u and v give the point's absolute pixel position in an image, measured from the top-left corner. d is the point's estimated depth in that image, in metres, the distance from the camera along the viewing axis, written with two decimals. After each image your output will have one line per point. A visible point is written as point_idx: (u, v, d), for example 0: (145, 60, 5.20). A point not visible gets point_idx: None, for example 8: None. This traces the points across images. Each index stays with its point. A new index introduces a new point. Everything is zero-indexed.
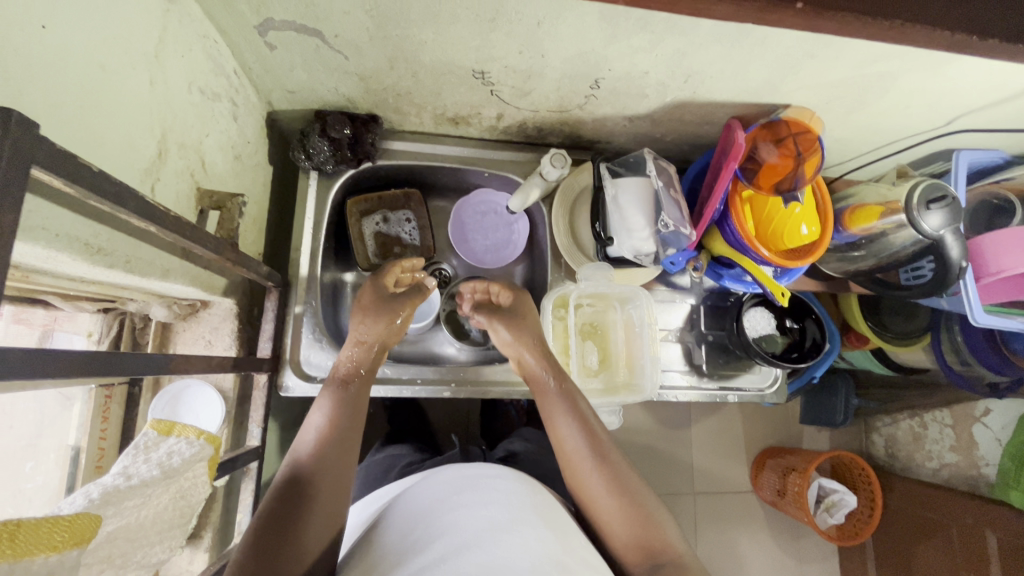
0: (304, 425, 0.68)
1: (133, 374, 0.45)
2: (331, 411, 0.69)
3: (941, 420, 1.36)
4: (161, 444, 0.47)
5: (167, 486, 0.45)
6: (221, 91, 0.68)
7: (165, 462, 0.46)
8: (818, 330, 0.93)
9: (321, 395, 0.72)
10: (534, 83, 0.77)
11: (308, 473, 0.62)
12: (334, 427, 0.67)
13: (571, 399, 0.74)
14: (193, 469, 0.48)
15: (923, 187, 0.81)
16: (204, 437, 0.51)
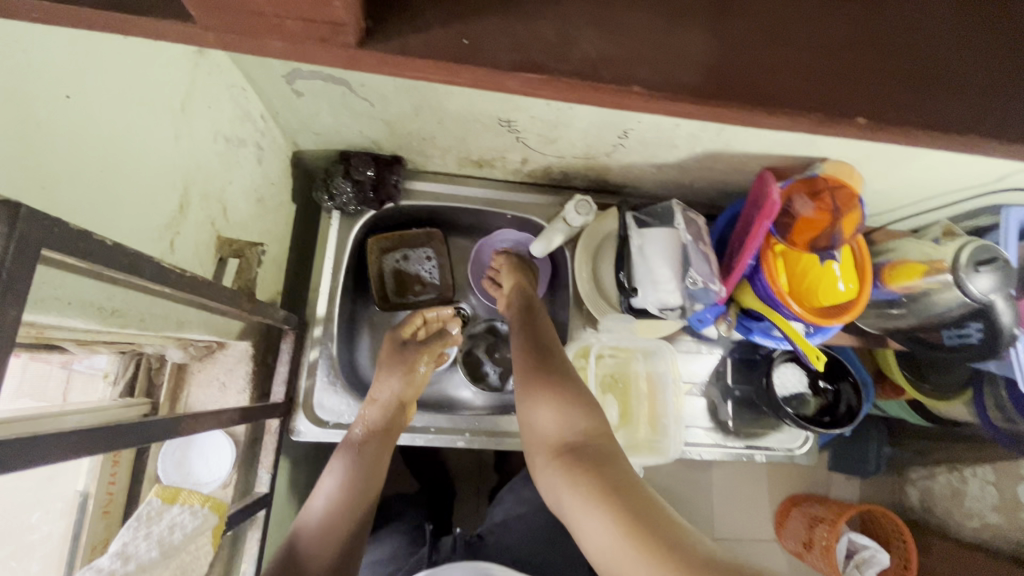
0: (316, 488, 0.71)
1: (137, 442, 0.44)
2: (343, 478, 0.71)
3: (982, 477, 1.25)
4: (160, 517, 0.52)
5: (167, 564, 0.48)
6: (247, 138, 0.68)
7: (163, 537, 0.51)
8: (854, 397, 0.88)
9: (336, 457, 0.74)
10: (561, 132, 0.75)
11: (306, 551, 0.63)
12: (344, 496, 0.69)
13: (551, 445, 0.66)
14: (195, 543, 0.51)
15: (973, 248, 0.77)
16: (209, 506, 0.55)
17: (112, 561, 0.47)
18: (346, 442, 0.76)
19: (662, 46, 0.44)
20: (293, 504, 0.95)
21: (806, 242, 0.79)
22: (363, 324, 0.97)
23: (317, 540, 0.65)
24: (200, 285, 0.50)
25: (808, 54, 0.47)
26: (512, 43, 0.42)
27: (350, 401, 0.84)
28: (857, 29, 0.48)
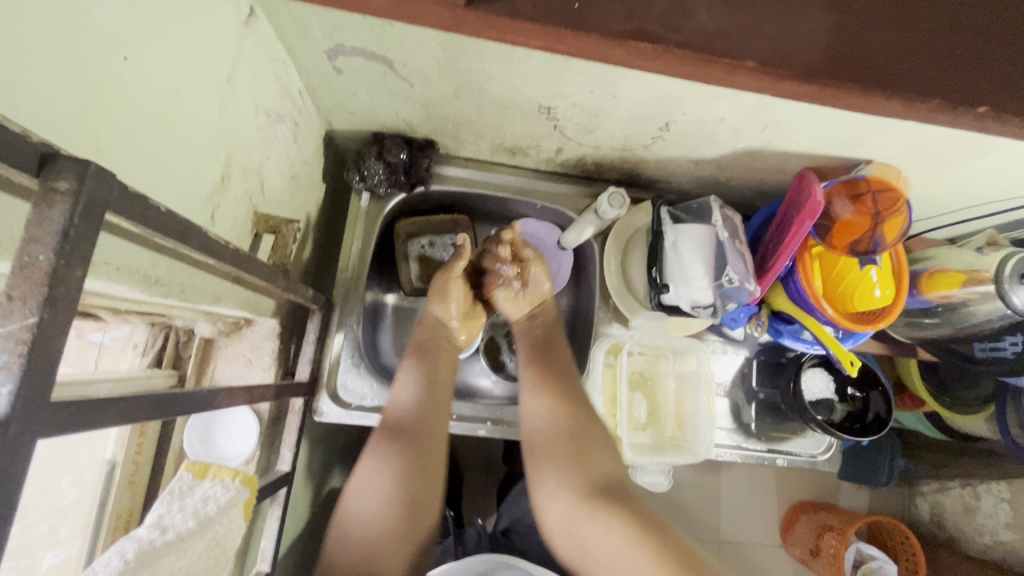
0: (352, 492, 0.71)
1: (178, 412, 0.43)
2: (389, 468, 0.69)
3: (996, 493, 1.34)
4: (196, 490, 0.51)
5: (200, 536, 0.47)
6: (286, 114, 0.67)
7: (200, 509, 0.49)
8: (883, 405, 0.86)
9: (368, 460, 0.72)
10: (600, 121, 0.74)
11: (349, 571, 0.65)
12: (392, 483, 0.69)
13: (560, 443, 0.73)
14: (228, 515, 0.50)
15: (1018, 259, 0.75)
16: (242, 479, 0.53)
17: (149, 530, 0.45)
18: (386, 425, 0.74)
19: (721, 31, 0.44)
20: (309, 485, 0.95)
21: (846, 245, 0.77)
22: (386, 308, 0.96)
23: (368, 532, 0.67)
24: (243, 259, 0.50)
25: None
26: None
27: (373, 384, 0.84)
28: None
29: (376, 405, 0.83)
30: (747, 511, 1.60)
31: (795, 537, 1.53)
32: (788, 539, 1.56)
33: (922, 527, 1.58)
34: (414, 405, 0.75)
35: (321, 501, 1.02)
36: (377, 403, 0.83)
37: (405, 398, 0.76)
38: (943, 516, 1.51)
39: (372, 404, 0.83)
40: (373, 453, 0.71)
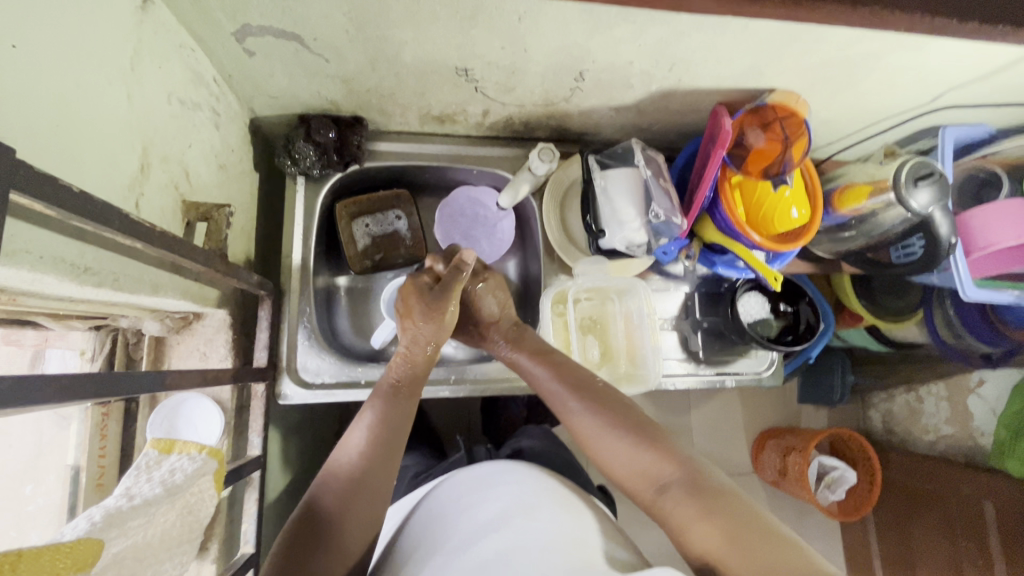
0: (350, 429, 0.69)
1: (122, 393, 0.45)
2: (373, 428, 0.68)
3: (935, 394, 1.48)
4: (163, 462, 0.50)
5: (171, 503, 0.47)
6: (201, 101, 0.67)
7: (168, 479, 0.49)
8: (811, 313, 0.95)
9: (368, 402, 0.72)
10: (518, 78, 0.76)
11: (332, 495, 0.61)
12: (376, 443, 0.66)
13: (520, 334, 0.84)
14: (198, 485, 0.51)
15: (912, 165, 0.82)
16: (206, 452, 0.53)
17: (117, 499, 0.45)
18: (375, 394, 0.73)
19: None
20: (284, 475, 0.96)
21: (761, 171, 0.83)
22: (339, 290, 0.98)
23: (340, 495, 0.61)
24: (174, 244, 0.51)
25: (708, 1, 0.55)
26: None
27: (333, 363, 0.85)
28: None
29: (339, 382, 0.85)
30: (717, 443, 1.69)
31: (764, 462, 1.64)
32: (758, 463, 1.67)
33: (877, 436, 1.71)
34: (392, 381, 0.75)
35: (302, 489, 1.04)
36: (337, 378, 0.85)
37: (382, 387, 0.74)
38: (894, 423, 1.64)
39: (333, 380, 0.85)
40: (357, 429, 0.68)
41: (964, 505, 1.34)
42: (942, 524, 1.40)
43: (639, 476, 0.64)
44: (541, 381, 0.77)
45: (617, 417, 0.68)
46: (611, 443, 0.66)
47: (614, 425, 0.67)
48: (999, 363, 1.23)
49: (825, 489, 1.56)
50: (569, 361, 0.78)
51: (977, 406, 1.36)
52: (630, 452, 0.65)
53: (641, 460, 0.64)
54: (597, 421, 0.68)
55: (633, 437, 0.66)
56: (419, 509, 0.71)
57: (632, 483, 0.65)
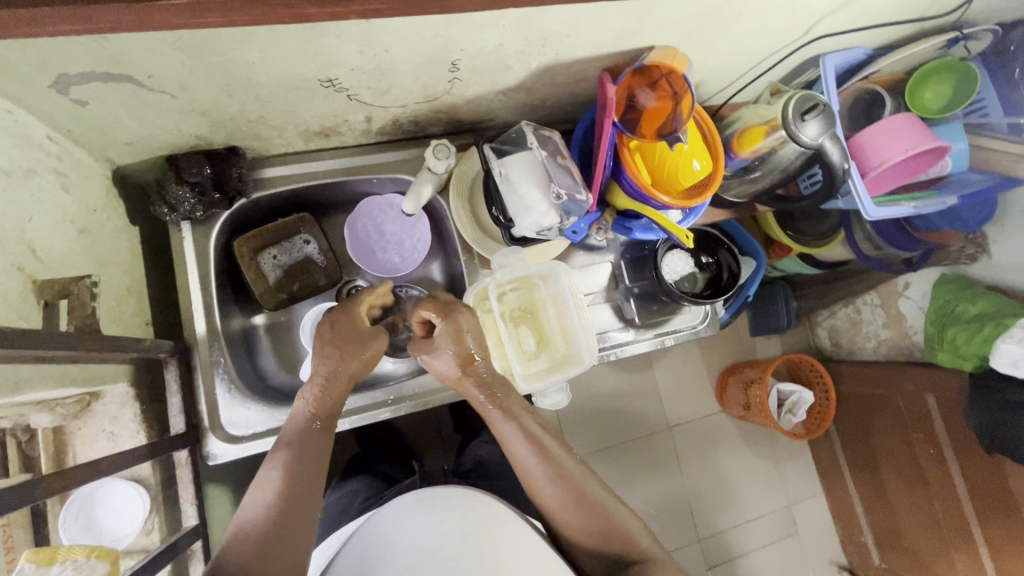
0: (258, 480, 0.66)
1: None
2: (283, 479, 0.65)
3: (871, 303, 1.57)
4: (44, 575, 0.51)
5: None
6: (36, 166, 0.60)
7: None
8: (731, 259, 0.97)
9: (275, 453, 0.69)
10: (390, 79, 0.72)
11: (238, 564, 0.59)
12: (289, 495, 0.64)
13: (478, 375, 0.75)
14: None
15: (796, 100, 0.83)
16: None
17: None
18: (281, 444, 0.70)
19: None
20: None
21: (655, 131, 0.82)
22: (258, 329, 0.93)
23: (254, 550, 0.60)
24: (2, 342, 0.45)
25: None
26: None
27: (260, 410, 0.81)
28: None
29: (269, 428, 0.80)
30: (682, 394, 1.74)
31: (728, 399, 1.70)
32: (724, 402, 1.72)
33: (826, 352, 1.80)
34: (293, 430, 0.71)
35: None
36: (269, 425, 0.80)
37: (285, 437, 0.70)
38: (839, 337, 1.72)
39: (264, 429, 0.80)
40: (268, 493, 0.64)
41: (909, 401, 1.43)
42: (894, 422, 1.50)
43: (595, 544, 0.70)
44: (506, 442, 0.73)
45: (584, 501, 0.70)
46: (575, 519, 0.70)
47: (580, 506, 0.69)
48: (920, 265, 1.28)
49: (788, 415, 1.62)
50: (537, 425, 0.74)
51: (908, 307, 1.45)
52: (589, 529, 0.70)
53: (599, 534, 0.69)
54: (564, 500, 0.70)
55: (595, 516, 0.69)
56: (341, 555, 0.68)
57: (582, 549, 0.71)
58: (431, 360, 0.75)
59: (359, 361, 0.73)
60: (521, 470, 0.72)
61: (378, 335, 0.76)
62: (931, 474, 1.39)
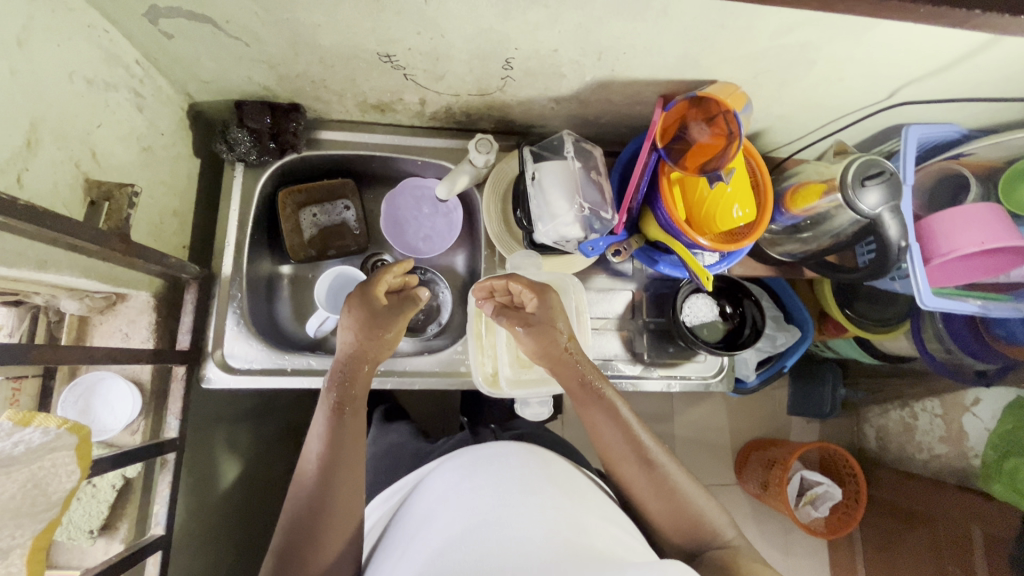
0: (307, 444, 0.72)
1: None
2: (322, 455, 0.70)
3: (930, 411, 1.39)
4: (12, 434, 0.47)
5: (9, 476, 0.44)
6: (117, 82, 0.67)
7: (7, 451, 0.45)
8: (757, 311, 0.91)
9: (318, 415, 0.73)
10: (444, 65, 0.75)
11: (307, 518, 0.67)
12: (331, 465, 0.69)
13: (577, 361, 0.77)
14: (49, 458, 0.48)
15: (859, 164, 0.78)
16: (66, 427, 0.51)
17: None
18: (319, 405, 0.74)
19: None
20: (226, 460, 0.97)
21: (697, 166, 0.79)
22: (283, 279, 0.98)
23: (309, 506, 0.67)
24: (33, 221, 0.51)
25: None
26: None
27: (260, 349, 0.85)
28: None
29: (265, 368, 0.85)
30: (695, 453, 1.64)
31: (748, 474, 1.58)
32: (741, 476, 1.61)
33: (870, 453, 1.63)
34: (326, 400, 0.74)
35: (249, 476, 1.04)
36: (265, 366, 0.85)
37: (324, 407, 0.73)
38: (887, 439, 1.56)
39: (260, 368, 0.85)
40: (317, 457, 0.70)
41: (951, 529, 1.27)
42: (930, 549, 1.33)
43: (671, 529, 0.72)
44: (600, 429, 0.75)
45: (672, 494, 0.72)
46: (660, 506, 0.72)
47: (668, 496, 0.72)
48: (992, 380, 1.16)
49: (807, 506, 1.51)
50: (629, 414, 0.76)
51: (971, 424, 1.27)
52: (677, 521, 0.72)
53: (677, 519, 0.72)
54: (653, 488, 0.72)
55: (682, 509, 0.72)
56: (417, 503, 0.69)
57: (667, 536, 0.73)
58: (523, 333, 0.78)
59: (381, 342, 0.78)
60: (611, 454, 0.75)
61: (408, 306, 0.81)
62: None
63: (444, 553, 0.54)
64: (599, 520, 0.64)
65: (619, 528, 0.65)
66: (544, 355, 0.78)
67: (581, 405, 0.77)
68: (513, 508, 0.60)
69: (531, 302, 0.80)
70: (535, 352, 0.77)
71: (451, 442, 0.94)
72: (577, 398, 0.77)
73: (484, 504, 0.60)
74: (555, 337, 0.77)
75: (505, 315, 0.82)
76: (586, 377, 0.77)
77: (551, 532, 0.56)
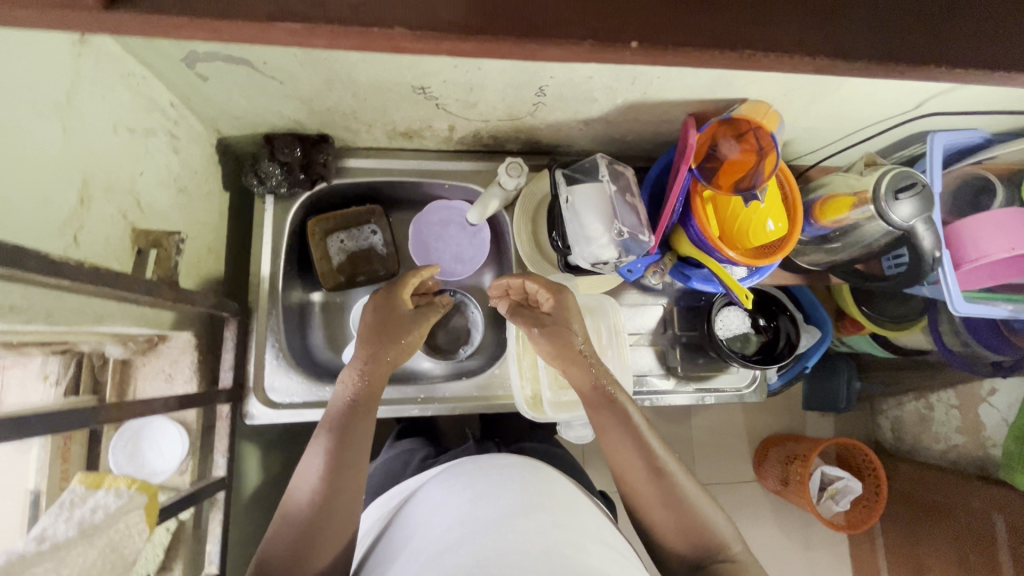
0: (304, 463, 0.68)
1: (42, 430, 0.47)
2: (327, 463, 0.66)
3: (946, 402, 1.41)
4: (87, 499, 0.55)
5: (90, 543, 0.51)
6: (155, 126, 0.67)
7: (88, 518, 0.53)
8: (792, 326, 0.93)
9: (321, 431, 0.70)
10: (478, 95, 0.75)
11: (297, 536, 0.62)
12: (329, 484, 0.65)
13: (588, 360, 0.77)
14: (122, 522, 0.55)
15: (891, 177, 0.78)
16: (135, 487, 0.58)
17: (29, 543, 0.49)
18: (326, 420, 0.71)
19: None
20: (264, 488, 0.98)
21: (731, 184, 0.80)
22: (313, 306, 0.98)
23: (301, 528, 0.63)
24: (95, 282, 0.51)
25: (839, 34, 0.51)
26: (422, 12, 0.46)
27: (300, 382, 0.86)
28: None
29: (306, 401, 0.85)
30: (715, 453, 1.65)
31: (766, 470, 1.59)
32: (760, 472, 1.62)
33: (886, 445, 1.65)
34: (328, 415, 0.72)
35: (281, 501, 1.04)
36: (306, 398, 0.85)
37: (328, 422, 0.71)
38: (903, 431, 1.58)
39: (301, 400, 0.85)
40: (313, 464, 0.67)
41: (973, 520, 1.29)
42: (950, 539, 1.36)
43: (677, 541, 0.68)
44: (608, 431, 0.73)
45: (681, 508, 0.67)
46: (668, 517, 0.68)
47: (677, 507, 0.67)
48: (1009, 372, 1.11)
49: (828, 500, 1.52)
50: (641, 420, 0.73)
51: (988, 415, 1.30)
52: (684, 533, 0.67)
53: (684, 532, 0.67)
54: (661, 498, 0.68)
55: (689, 519, 0.67)
56: (412, 515, 0.68)
57: (674, 548, 0.68)
58: (538, 333, 0.79)
59: (395, 348, 0.78)
60: (616, 458, 0.72)
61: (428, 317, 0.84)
62: None
63: (451, 551, 0.56)
64: (599, 543, 0.61)
65: (618, 553, 0.62)
66: (557, 354, 0.78)
67: (591, 407, 0.76)
68: (514, 520, 0.59)
69: (547, 303, 0.81)
70: (549, 354, 0.78)
71: (455, 454, 0.94)
72: (588, 400, 0.75)
73: (487, 513, 0.61)
74: (569, 336, 0.77)
75: (519, 313, 0.84)
76: (594, 372, 0.76)
77: (550, 550, 0.55)
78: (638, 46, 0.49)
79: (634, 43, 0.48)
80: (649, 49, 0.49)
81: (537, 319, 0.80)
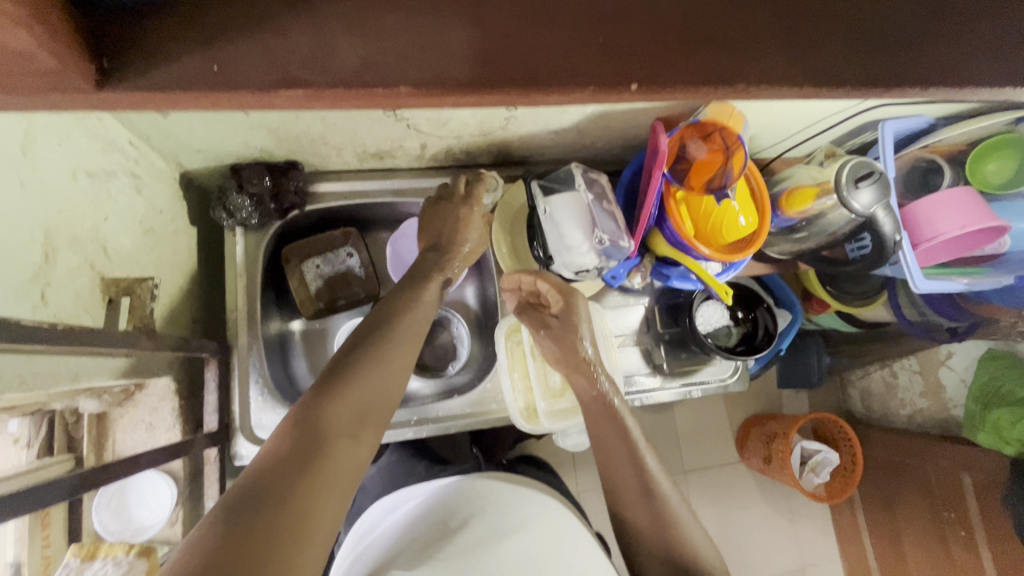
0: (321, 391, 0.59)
1: (20, 509, 0.44)
2: (352, 395, 0.59)
3: (909, 368, 1.50)
4: (85, 570, 0.61)
5: None
6: (115, 168, 0.64)
7: None
8: (769, 318, 0.96)
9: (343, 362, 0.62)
10: (449, 113, 0.74)
11: (297, 465, 0.52)
12: (349, 420, 0.57)
13: (592, 370, 0.81)
14: None
15: (851, 166, 0.82)
16: (134, 554, 0.64)
17: None
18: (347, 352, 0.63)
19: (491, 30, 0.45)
20: None
21: (702, 184, 0.82)
22: (293, 335, 0.96)
23: (303, 456, 0.53)
24: (70, 343, 0.48)
25: (821, 64, 0.47)
26: (433, 69, 0.42)
27: None
28: (900, 13, 0.48)
29: None
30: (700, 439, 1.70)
31: (749, 450, 1.63)
32: (744, 454, 1.66)
33: (857, 414, 1.73)
34: (344, 352, 0.63)
35: None
36: None
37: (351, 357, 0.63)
38: (872, 400, 1.65)
39: None
40: (331, 393, 0.58)
41: (942, 478, 1.37)
42: (922, 498, 1.43)
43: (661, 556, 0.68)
44: (608, 443, 0.76)
45: (666, 522, 0.69)
46: (651, 531, 0.69)
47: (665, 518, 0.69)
48: (963, 337, 1.15)
49: (810, 473, 1.56)
50: (640, 435, 0.76)
51: (947, 377, 1.38)
52: (669, 547, 0.68)
53: (669, 550, 0.68)
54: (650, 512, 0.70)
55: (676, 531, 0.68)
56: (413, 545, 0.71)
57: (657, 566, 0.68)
58: (545, 336, 0.85)
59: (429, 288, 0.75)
60: (609, 473, 0.75)
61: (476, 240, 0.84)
62: (958, 554, 1.33)
63: None
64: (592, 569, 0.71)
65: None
66: (562, 359, 0.83)
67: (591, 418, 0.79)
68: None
69: (557, 305, 0.86)
70: (555, 357, 0.83)
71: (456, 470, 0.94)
72: (588, 410, 0.80)
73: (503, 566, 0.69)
74: (572, 344, 0.83)
75: (527, 313, 0.88)
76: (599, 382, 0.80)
77: None
78: (640, 90, 0.45)
79: (636, 86, 0.44)
80: (650, 90, 0.45)
81: (545, 322, 0.85)
